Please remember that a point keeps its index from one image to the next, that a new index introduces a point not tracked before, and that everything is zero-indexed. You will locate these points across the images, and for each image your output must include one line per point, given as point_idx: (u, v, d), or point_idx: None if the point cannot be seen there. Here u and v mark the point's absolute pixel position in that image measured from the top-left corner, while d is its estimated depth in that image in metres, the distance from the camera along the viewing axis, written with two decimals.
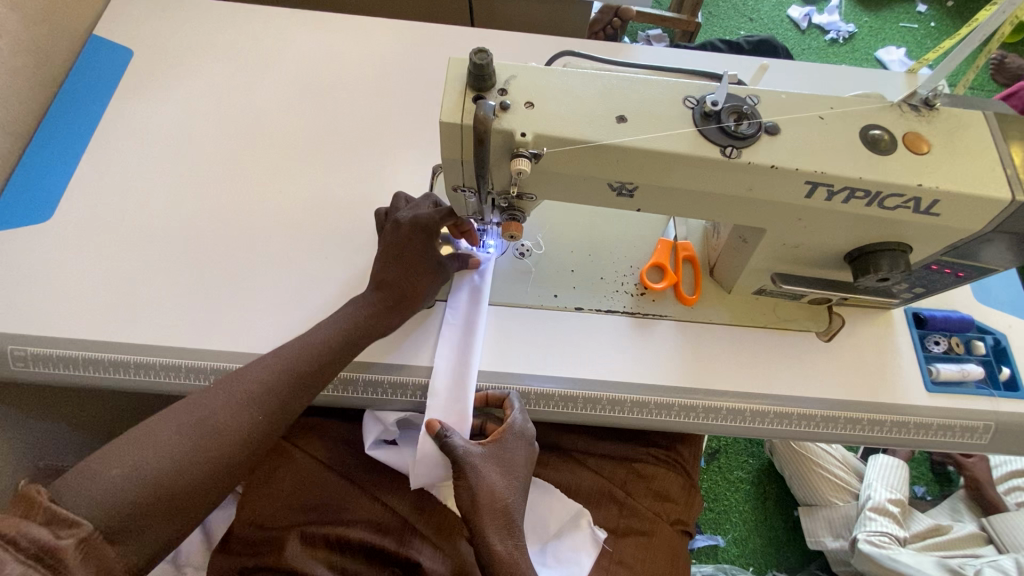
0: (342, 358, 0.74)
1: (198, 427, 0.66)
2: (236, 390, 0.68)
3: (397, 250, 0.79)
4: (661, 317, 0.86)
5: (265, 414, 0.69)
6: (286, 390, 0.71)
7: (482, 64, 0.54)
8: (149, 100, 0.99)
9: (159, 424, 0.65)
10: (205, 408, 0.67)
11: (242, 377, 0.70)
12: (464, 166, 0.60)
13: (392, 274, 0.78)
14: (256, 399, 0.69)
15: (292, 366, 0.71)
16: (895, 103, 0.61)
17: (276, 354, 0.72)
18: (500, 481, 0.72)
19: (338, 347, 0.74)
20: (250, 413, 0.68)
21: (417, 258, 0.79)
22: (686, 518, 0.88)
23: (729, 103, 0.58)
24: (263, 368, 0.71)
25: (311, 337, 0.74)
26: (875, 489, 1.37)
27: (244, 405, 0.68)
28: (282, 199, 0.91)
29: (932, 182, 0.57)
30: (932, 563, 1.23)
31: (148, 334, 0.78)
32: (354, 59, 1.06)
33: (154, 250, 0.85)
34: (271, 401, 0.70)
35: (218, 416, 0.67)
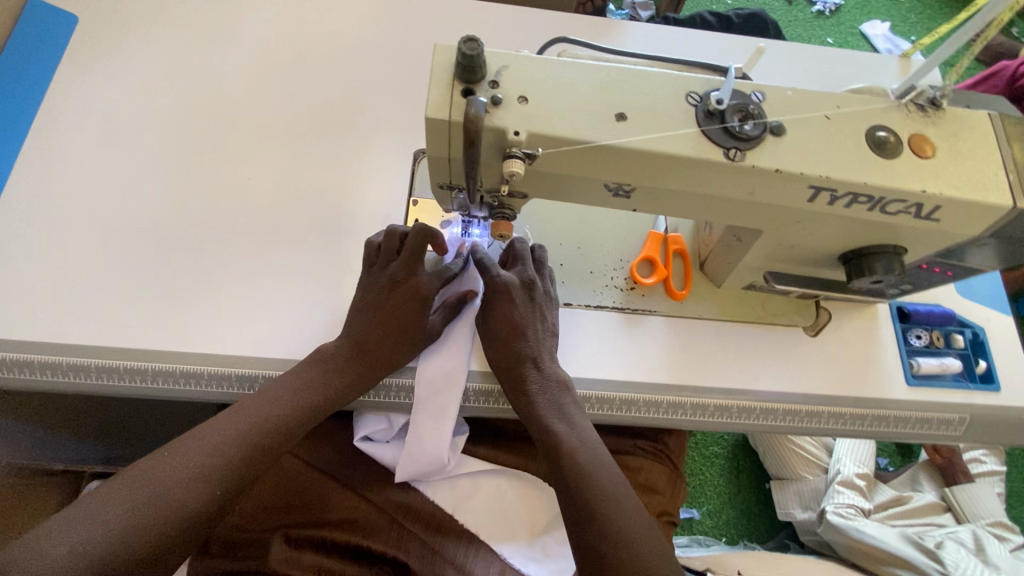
0: (305, 421, 0.72)
1: (146, 504, 0.61)
2: (190, 460, 0.65)
3: (379, 317, 0.75)
4: (652, 313, 0.84)
5: (220, 488, 0.65)
6: (245, 462, 0.68)
7: (472, 54, 0.50)
8: (99, 74, 0.90)
9: (108, 498, 0.61)
10: (154, 480, 0.63)
11: (195, 446, 0.66)
12: (452, 165, 0.56)
13: (374, 342, 0.75)
14: (210, 469, 0.65)
15: (250, 435, 0.68)
16: (900, 103, 0.59)
17: (234, 415, 0.70)
18: (505, 333, 0.76)
19: (303, 415, 0.72)
20: (203, 488, 0.64)
21: (405, 316, 0.76)
22: (672, 509, 0.90)
23: (734, 100, 0.55)
24: (219, 438, 0.67)
25: (270, 398, 0.71)
26: (843, 463, 1.41)
27: (195, 478, 0.64)
28: (252, 185, 0.85)
29: (935, 188, 0.55)
30: (894, 534, 1.28)
31: (111, 336, 0.73)
32: (326, 30, 0.99)
33: (113, 243, 0.79)
34: (229, 474, 0.66)
35: (166, 490, 0.63)
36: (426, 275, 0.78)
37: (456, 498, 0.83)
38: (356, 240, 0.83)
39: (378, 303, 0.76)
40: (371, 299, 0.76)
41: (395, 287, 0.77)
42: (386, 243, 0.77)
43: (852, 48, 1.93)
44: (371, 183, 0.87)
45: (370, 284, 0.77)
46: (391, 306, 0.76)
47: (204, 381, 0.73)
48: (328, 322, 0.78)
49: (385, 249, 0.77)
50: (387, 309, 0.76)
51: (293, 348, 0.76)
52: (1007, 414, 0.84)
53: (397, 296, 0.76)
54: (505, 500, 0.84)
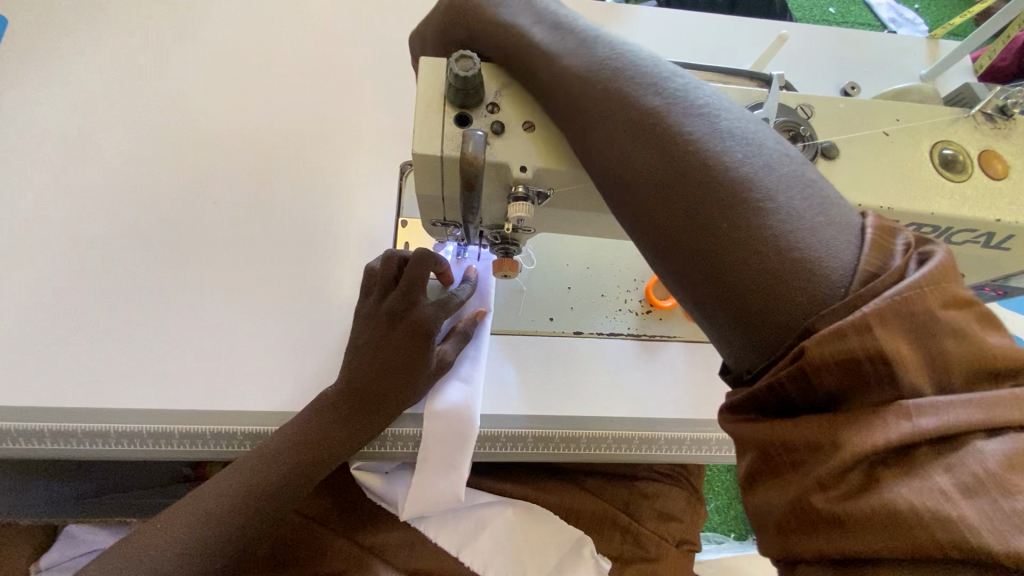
0: (304, 479, 0.63)
1: None
2: (185, 532, 0.57)
3: (379, 359, 0.65)
4: (669, 338, 0.77)
5: (218, 561, 0.58)
6: (244, 530, 0.59)
7: (466, 75, 0.40)
8: (35, 90, 0.79)
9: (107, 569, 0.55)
10: (143, 557, 0.55)
11: (187, 515, 0.58)
12: (447, 204, 0.47)
13: (378, 388, 0.65)
14: (204, 546, 0.57)
15: (244, 500, 0.59)
16: (967, 112, 0.50)
17: (230, 475, 0.60)
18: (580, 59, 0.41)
19: (304, 471, 0.62)
20: (197, 564, 0.56)
21: (408, 361, 0.65)
22: (693, 537, 0.86)
23: (781, 117, 0.46)
24: (212, 505, 0.58)
25: (265, 452, 0.62)
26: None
27: (189, 554, 0.56)
28: (219, 208, 0.75)
29: (1011, 216, 0.47)
30: None
31: (60, 397, 0.64)
32: (297, 28, 0.88)
33: (63, 283, 0.69)
34: (227, 547, 0.58)
35: (159, 570, 0.55)
36: (429, 305, 0.67)
37: (459, 536, 0.78)
38: (340, 269, 0.74)
39: (377, 341, 0.66)
40: (371, 336, 0.66)
41: (394, 323, 0.67)
42: (383, 270, 0.67)
43: (856, 18, 1.81)
44: (353, 203, 0.78)
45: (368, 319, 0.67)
46: (392, 343, 0.66)
47: (175, 441, 0.65)
48: (312, 364, 0.69)
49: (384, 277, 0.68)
50: (388, 350, 0.65)
51: (273, 398, 0.67)
52: None
53: (396, 335, 0.66)
54: (519, 541, 0.79)
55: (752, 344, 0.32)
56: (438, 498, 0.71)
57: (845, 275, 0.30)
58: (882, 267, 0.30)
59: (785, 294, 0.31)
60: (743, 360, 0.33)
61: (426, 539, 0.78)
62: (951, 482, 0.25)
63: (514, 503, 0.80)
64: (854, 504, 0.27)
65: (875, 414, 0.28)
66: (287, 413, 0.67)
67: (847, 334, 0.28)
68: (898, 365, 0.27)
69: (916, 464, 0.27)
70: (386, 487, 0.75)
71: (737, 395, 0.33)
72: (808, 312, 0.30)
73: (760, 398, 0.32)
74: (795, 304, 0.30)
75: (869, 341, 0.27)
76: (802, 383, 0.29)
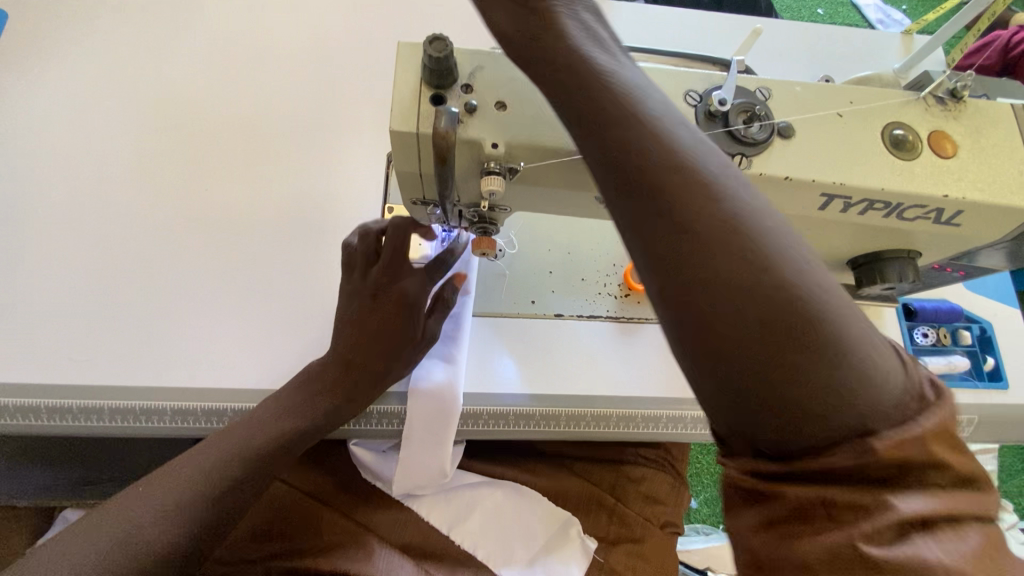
0: (291, 446, 0.66)
1: (116, 548, 0.53)
2: (172, 497, 0.58)
3: (367, 330, 0.69)
4: (647, 320, 0.79)
5: (202, 523, 0.58)
6: (230, 492, 0.61)
7: (440, 56, 0.43)
8: (32, 80, 0.81)
9: (81, 540, 0.53)
10: (125, 519, 0.55)
11: (172, 481, 0.59)
12: (425, 180, 0.50)
13: (366, 356, 0.69)
14: (190, 508, 0.58)
15: (230, 465, 0.61)
16: (919, 95, 0.53)
17: (218, 441, 0.63)
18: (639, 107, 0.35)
19: (289, 439, 0.65)
20: (179, 524, 0.57)
21: (393, 329, 0.70)
22: (676, 519, 0.89)
23: (738, 99, 0.49)
24: (199, 468, 0.60)
25: (253, 420, 0.65)
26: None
27: (172, 514, 0.57)
28: (211, 194, 0.77)
29: (958, 192, 0.50)
30: None
31: (57, 374, 0.67)
32: (288, 20, 0.91)
33: (59, 265, 0.72)
34: (212, 507, 0.59)
35: (140, 528, 0.55)
36: (410, 279, 0.72)
37: (448, 515, 0.80)
38: (328, 252, 0.76)
39: (365, 313, 0.70)
40: (359, 308, 0.70)
41: (378, 295, 0.71)
42: (363, 248, 0.70)
43: (843, 18, 1.83)
44: (343, 190, 0.80)
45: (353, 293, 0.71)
46: (379, 314, 0.70)
47: (167, 418, 0.67)
48: (300, 344, 0.72)
49: (363, 255, 0.71)
50: (375, 321, 0.70)
51: (262, 376, 0.70)
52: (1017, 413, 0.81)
53: (381, 305, 0.70)
54: (504, 518, 0.81)
55: (790, 435, 0.32)
56: (424, 470, 0.74)
57: (897, 393, 0.32)
58: (914, 381, 0.33)
59: (847, 401, 0.31)
60: (773, 444, 0.33)
61: (413, 516, 0.80)
62: (958, 544, 0.30)
63: (501, 483, 0.82)
64: (894, 554, 0.29)
65: (899, 483, 0.31)
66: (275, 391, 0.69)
67: (905, 438, 0.30)
68: (929, 455, 0.31)
69: (932, 530, 0.30)
70: (376, 463, 0.78)
71: (765, 465, 0.33)
72: (862, 419, 0.31)
73: (796, 471, 0.32)
74: (858, 411, 0.31)
75: (914, 435, 0.31)
76: (853, 466, 0.31)
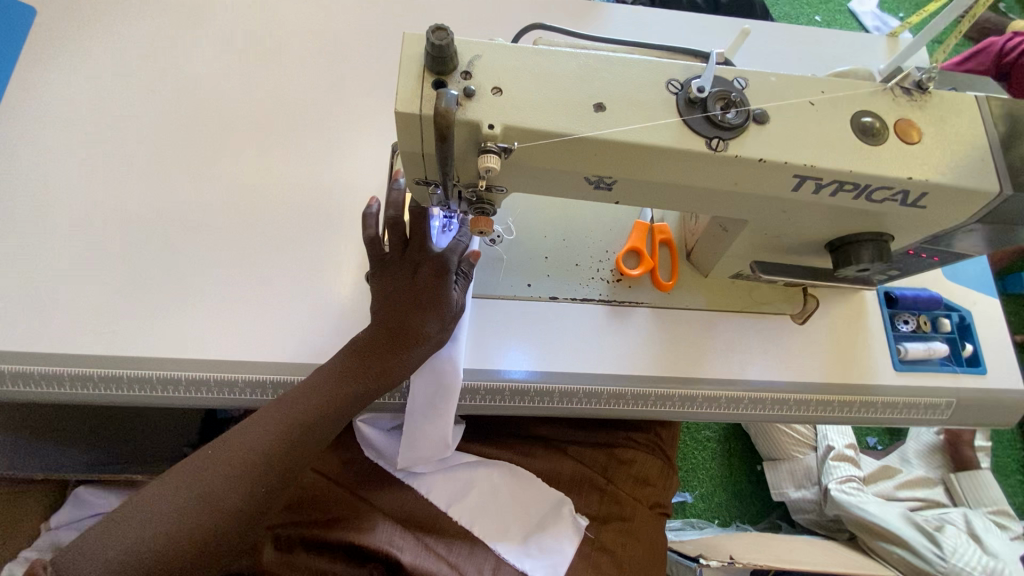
0: (340, 415, 0.67)
1: (193, 505, 0.57)
2: (238, 461, 0.60)
3: (403, 301, 0.71)
4: (638, 303, 0.83)
5: (265, 485, 0.61)
6: (290, 457, 0.63)
7: (441, 44, 0.47)
8: (60, 71, 0.86)
9: (161, 497, 0.57)
10: (197, 481, 0.59)
11: (239, 445, 0.61)
12: (426, 160, 0.54)
13: (407, 323, 0.70)
14: (255, 471, 0.61)
15: (293, 428, 0.63)
16: (886, 86, 0.57)
17: (279, 407, 0.64)
18: None
19: (344, 403, 0.67)
20: (247, 486, 0.60)
21: (431, 296, 0.72)
22: (664, 501, 0.92)
23: (715, 88, 0.53)
24: (264, 435, 0.62)
25: (307, 388, 0.66)
26: (832, 437, 1.32)
27: (241, 476, 0.60)
28: (226, 181, 0.82)
29: (923, 175, 0.54)
30: (897, 512, 1.19)
31: (82, 346, 0.71)
32: (299, 19, 0.95)
33: (82, 246, 0.76)
34: (274, 470, 0.62)
35: (214, 490, 0.59)
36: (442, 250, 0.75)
37: (446, 491, 0.84)
38: (334, 237, 0.81)
39: (400, 287, 0.72)
40: (395, 285, 0.73)
41: (418, 268, 0.73)
42: (390, 237, 0.74)
43: (841, 26, 1.87)
44: (350, 177, 0.84)
45: (388, 273, 0.74)
46: (414, 284, 0.72)
47: (182, 387, 0.71)
48: (307, 321, 0.76)
49: (391, 243, 0.74)
50: (411, 293, 0.72)
51: (272, 350, 0.74)
52: (993, 397, 0.84)
53: (420, 276, 0.73)
54: (499, 493, 0.85)
55: None
56: (433, 438, 0.77)
57: None
58: None
59: None
60: None
61: (412, 491, 0.83)
62: None
63: (495, 464, 0.86)
64: None
65: None
66: (288, 363, 0.73)
67: None
68: None
69: None
70: (381, 440, 0.83)
71: None
72: None
73: None
74: None
75: None
76: None
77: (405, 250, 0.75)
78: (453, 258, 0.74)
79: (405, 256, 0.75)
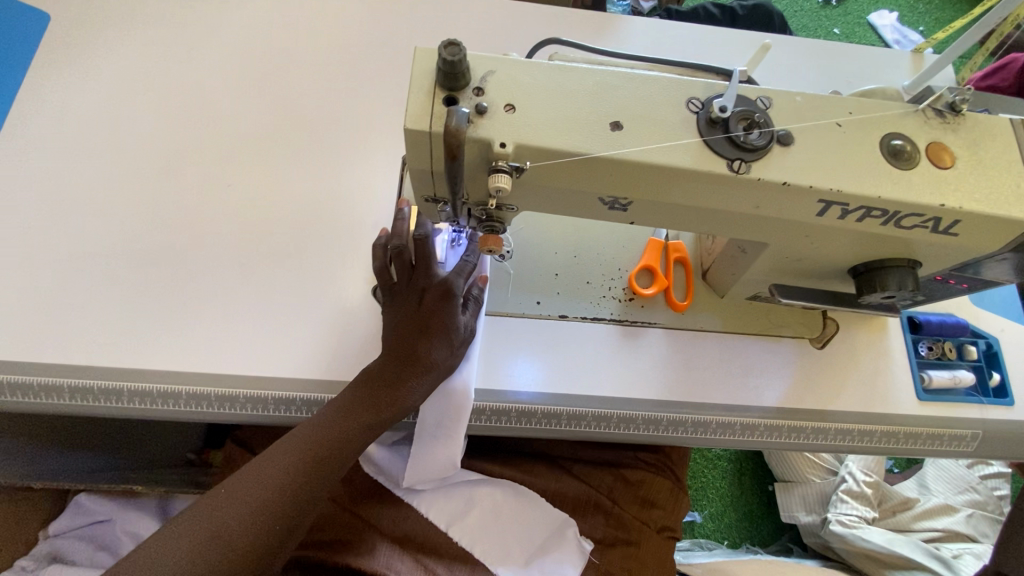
0: (352, 446, 0.65)
1: (208, 544, 0.57)
2: (251, 497, 0.60)
3: (411, 329, 0.69)
4: (651, 324, 0.80)
5: (278, 522, 0.60)
6: (303, 492, 0.62)
7: (453, 60, 0.46)
8: (72, 78, 0.86)
9: (178, 533, 0.57)
10: (212, 518, 0.58)
11: (252, 482, 0.61)
12: (436, 177, 0.53)
13: (418, 351, 0.68)
14: (269, 509, 0.60)
15: (307, 465, 0.62)
16: (917, 108, 0.55)
17: (292, 442, 0.64)
18: None
19: (356, 435, 0.65)
20: (261, 524, 0.59)
21: (438, 324, 0.70)
22: (673, 524, 0.88)
23: (738, 107, 0.51)
24: (278, 471, 0.61)
25: (322, 419, 0.65)
26: (854, 472, 1.26)
27: (255, 514, 0.59)
28: (234, 192, 0.81)
29: (956, 202, 0.51)
30: (909, 544, 1.15)
31: (84, 357, 0.70)
32: (313, 28, 0.94)
33: (89, 255, 0.75)
34: (288, 507, 0.61)
35: (229, 527, 0.58)
36: (449, 274, 0.72)
37: (448, 512, 0.81)
38: (341, 249, 0.79)
39: (408, 316, 0.70)
40: (403, 314, 0.71)
41: (425, 294, 0.71)
42: (396, 263, 0.72)
43: (860, 39, 1.84)
44: (358, 189, 0.83)
45: (397, 300, 0.72)
46: (422, 312, 0.70)
47: (182, 401, 0.70)
48: (312, 336, 0.74)
49: (398, 270, 0.72)
50: (418, 321, 0.70)
51: (275, 365, 0.72)
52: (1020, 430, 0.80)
53: (428, 302, 0.70)
54: (501, 515, 0.81)
55: None
56: (438, 464, 0.75)
57: None
58: None
59: None
60: None
61: (414, 511, 0.81)
62: None
63: (499, 485, 0.82)
64: None
65: None
66: (290, 379, 0.72)
67: None
68: None
69: None
70: (388, 460, 0.81)
71: None
72: None
73: None
74: None
75: None
76: None
77: (411, 276, 0.72)
78: (461, 282, 0.71)
79: (412, 283, 0.72)
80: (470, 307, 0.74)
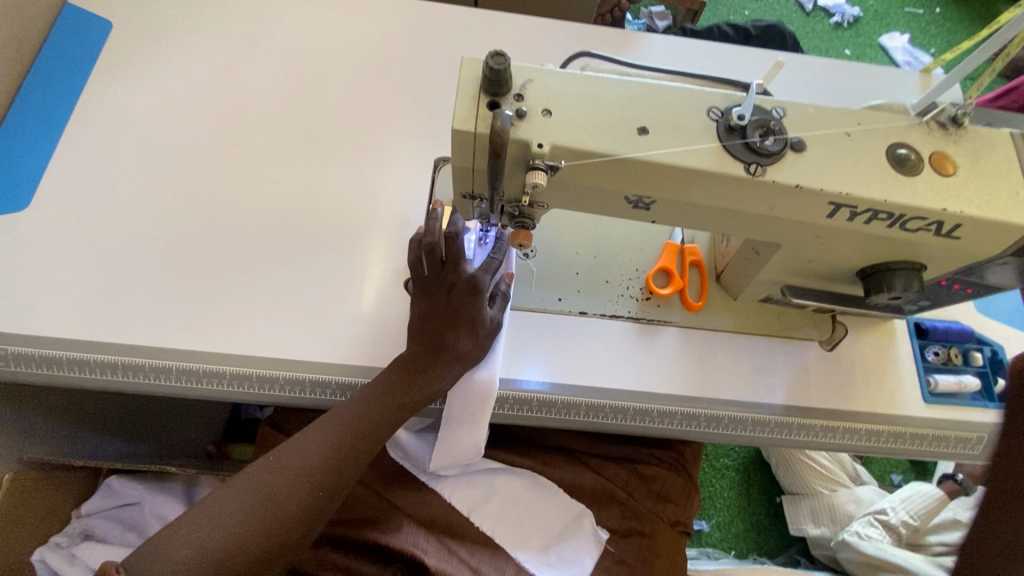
0: (388, 426, 0.70)
1: (258, 506, 0.62)
2: (297, 467, 0.65)
3: (440, 319, 0.74)
4: (666, 323, 0.84)
5: (320, 490, 0.65)
6: (343, 465, 0.67)
7: (498, 68, 0.51)
8: (131, 80, 0.93)
9: (230, 496, 0.63)
10: (261, 484, 0.64)
11: (298, 454, 0.66)
12: (476, 174, 0.58)
13: (447, 340, 0.73)
14: (312, 478, 0.65)
15: (346, 440, 0.67)
16: (921, 120, 0.59)
17: (334, 419, 0.69)
18: None
19: (391, 415, 0.70)
20: (306, 491, 0.64)
21: (466, 315, 0.74)
22: (686, 519, 0.91)
23: (755, 116, 0.56)
24: (321, 444, 0.67)
25: (360, 400, 0.70)
26: (896, 510, 1.24)
27: (300, 482, 0.65)
28: (276, 189, 0.87)
29: (957, 207, 0.55)
30: (925, 561, 1.16)
31: (137, 336, 0.75)
32: (352, 40, 1.01)
33: (143, 243, 0.81)
34: (329, 477, 0.66)
35: (277, 493, 0.63)
36: (477, 270, 0.76)
37: (470, 498, 0.84)
38: (375, 245, 0.84)
39: (438, 308, 0.75)
40: (434, 306, 0.75)
41: (454, 288, 0.75)
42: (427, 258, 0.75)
43: (871, 60, 1.89)
44: (393, 189, 0.88)
45: (427, 293, 0.76)
46: (451, 305, 0.74)
47: (225, 381, 0.75)
48: (347, 324, 0.79)
49: (429, 264, 0.75)
50: (448, 312, 0.74)
51: (313, 350, 0.77)
52: None
53: (456, 295, 0.75)
54: (521, 501, 0.85)
55: None
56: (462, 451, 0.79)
57: None
58: None
59: None
60: None
61: (437, 496, 0.85)
62: None
63: (517, 472, 0.87)
64: None
65: None
66: (328, 363, 0.76)
67: None
68: None
69: None
70: (415, 445, 0.85)
71: None
72: None
73: None
74: None
75: None
76: None
77: (441, 271, 0.75)
78: (488, 278, 0.76)
79: (443, 278, 0.76)
80: (495, 301, 0.78)
